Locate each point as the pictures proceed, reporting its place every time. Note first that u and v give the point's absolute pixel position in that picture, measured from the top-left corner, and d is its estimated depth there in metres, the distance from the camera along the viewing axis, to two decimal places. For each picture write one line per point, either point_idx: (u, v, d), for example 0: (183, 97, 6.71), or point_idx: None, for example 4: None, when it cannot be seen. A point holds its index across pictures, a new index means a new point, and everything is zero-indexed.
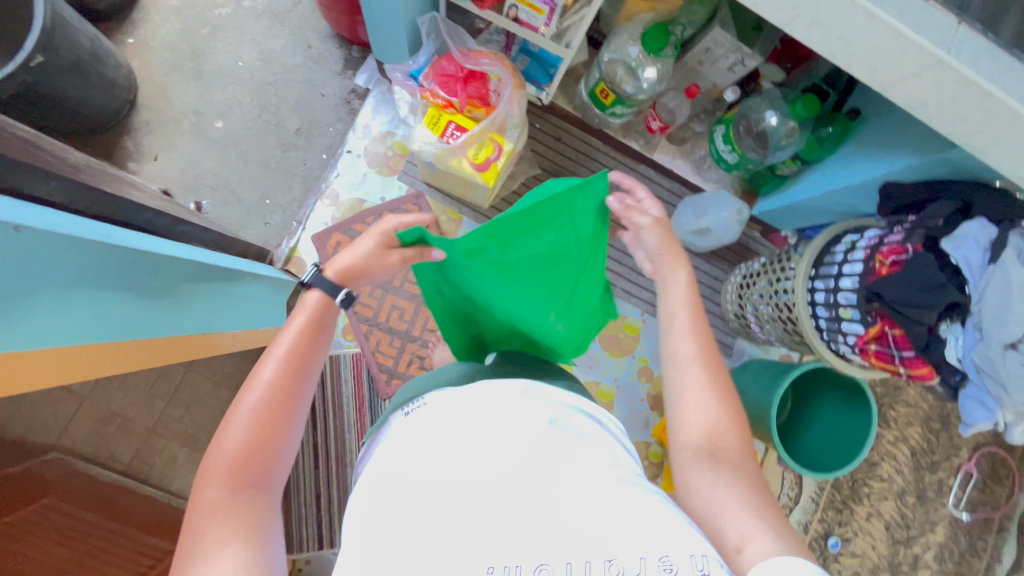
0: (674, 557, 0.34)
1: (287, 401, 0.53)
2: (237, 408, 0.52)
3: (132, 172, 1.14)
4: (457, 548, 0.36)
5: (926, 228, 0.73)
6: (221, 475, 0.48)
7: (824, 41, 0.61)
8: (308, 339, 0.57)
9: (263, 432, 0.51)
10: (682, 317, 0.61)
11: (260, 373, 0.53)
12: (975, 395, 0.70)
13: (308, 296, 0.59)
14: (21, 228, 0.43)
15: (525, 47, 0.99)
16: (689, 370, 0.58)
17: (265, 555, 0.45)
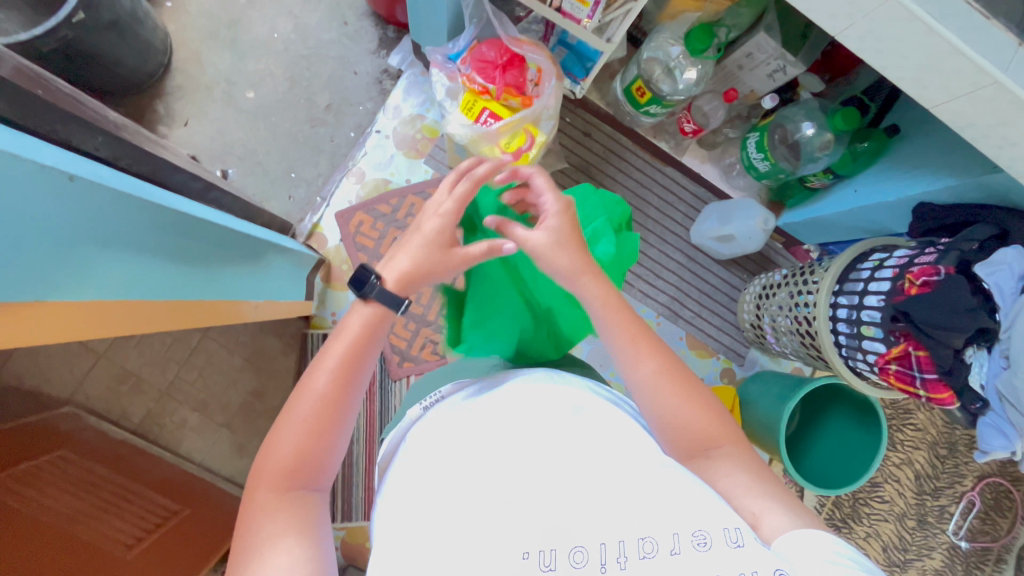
0: (707, 529, 0.33)
1: (337, 411, 0.48)
2: (290, 412, 0.48)
3: (162, 136, 1.14)
4: (489, 539, 0.36)
5: (960, 250, 0.72)
6: (271, 479, 0.45)
7: (877, 53, 0.59)
8: (365, 345, 0.50)
9: (315, 440, 0.47)
10: (624, 338, 0.52)
11: (314, 381, 0.48)
12: (994, 423, 0.71)
13: (366, 307, 0.52)
14: (74, 178, 0.44)
15: (564, 39, 0.99)
16: (660, 391, 0.50)
17: (318, 552, 0.43)
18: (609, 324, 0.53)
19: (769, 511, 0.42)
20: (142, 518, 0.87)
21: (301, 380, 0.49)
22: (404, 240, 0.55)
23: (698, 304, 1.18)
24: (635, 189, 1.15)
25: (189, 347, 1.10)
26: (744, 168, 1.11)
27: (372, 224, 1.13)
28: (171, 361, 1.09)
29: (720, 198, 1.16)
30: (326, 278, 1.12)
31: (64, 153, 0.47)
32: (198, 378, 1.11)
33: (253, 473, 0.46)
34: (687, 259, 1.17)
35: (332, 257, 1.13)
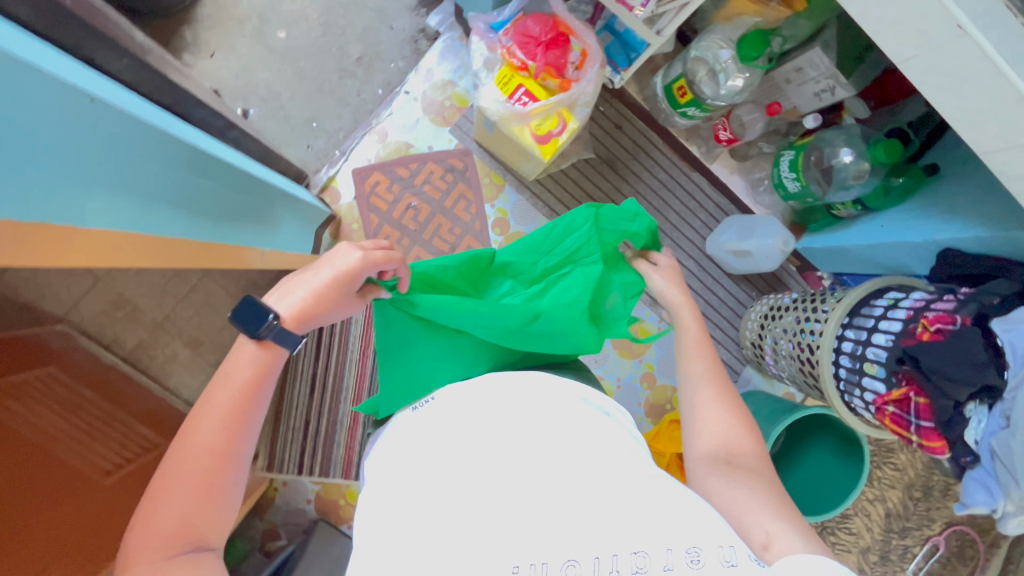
0: (700, 547, 0.35)
1: (233, 464, 0.46)
2: (165, 476, 0.44)
3: (186, 65, 1.11)
4: (484, 544, 0.37)
5: (980, 303, 0.71)
6: (154, 546, 0.42)
7: (937, 90, 0.57)
8: (252, 393, 0.48)
9: (203, 498, 0.44)
10: (690, 340, 0.62)
11: (193, 437, 0.45)
12: (981, 479, 0.70)
13: (264, 349, 0.50)
14: (94, 100, 0.45)
15: (611, 25, 0.95)
16: (703, 386, 0.57)
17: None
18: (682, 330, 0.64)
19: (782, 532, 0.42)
20: (120, 448, 0.86)
21: (174, 442, 0.45)
22: (307, 273, 0.54)
23: (702, 314, 1.17)
24: (658, 191, 1.13)
25: (189, 283, 1.09)
26: (772, 185, 1.09)
27: (388, 186, 1.11)
28: (169, 295, 1.08)
29: (743, 212, 1.14)
30: (334, 234, 1.11)
31: (80, 67, 0.47)
32: (194, 316, 1.10)
33: (127, 539, 0.43)
34: (699, 268, 1.16)
35: (344, 214, 1.11)
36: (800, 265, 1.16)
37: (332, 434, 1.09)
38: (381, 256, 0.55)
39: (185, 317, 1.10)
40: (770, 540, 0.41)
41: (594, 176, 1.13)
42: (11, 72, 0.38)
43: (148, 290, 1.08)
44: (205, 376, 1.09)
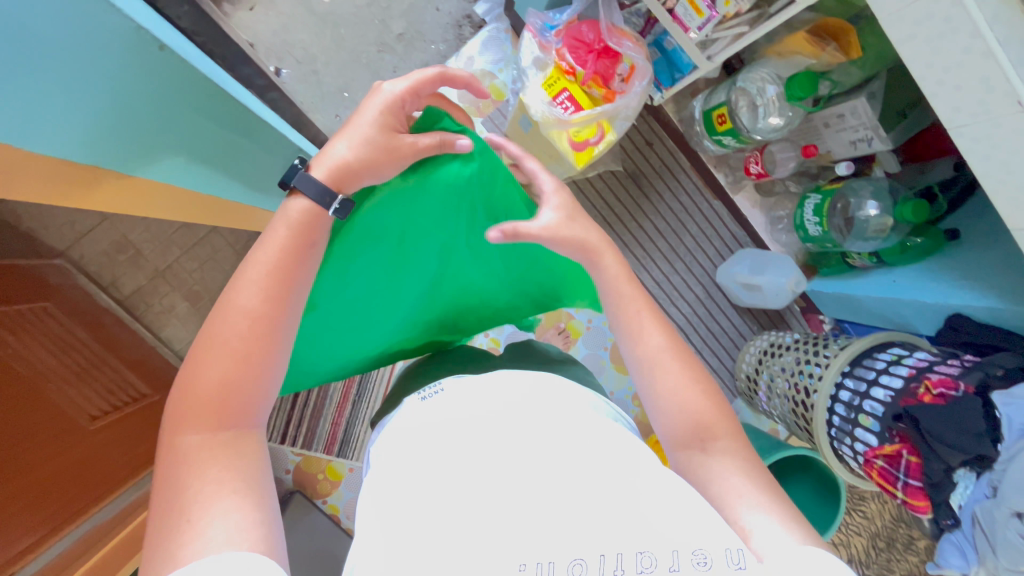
0: (707, 550, 0.35)
1: (273, 333, 0.45)
2: (207, 344, 0.44)
3: (224, 14, 1.08)
4: (489, 540, 0.35)
5: (985, 372, 0.72)
6: (197, 417, 0.42)
7: (985, 160, 0.57)
8: (292, 264, 0.47)
9: (242, 374, 0.44)
10: (626, 316, 0.54)
11: (233, 302, 0.45)
12: (958, 542, 0.72)
13: (292, 203, 0.48)
14: (163, 49, 0.45)
15: (660, 41, 0.94)
16: (661, 369, 0.51)
17: (268, 513, 0.40)
18: (615, 302, 0.55)
19: (761, 527, 0.41)
20: (109, 394, 0.85)
21: (211, 314, 0.45)
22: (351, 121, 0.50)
23: (702, 342, 1.18)
24: (678, 213, 1.13)
25: (196, 236, 1.06)
26: (792, 225, 1.10)
27: None
28: (176, 245, 1.06)
29: (758, 246, 1.15)
30: None
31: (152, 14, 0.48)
32: (198, 270, 1.08)
33: (172, 411, 0.43)
34: (705, 295, 1.16)
35: None
36: (805, 307, 1.18)
37: (318, 409, 1.08)
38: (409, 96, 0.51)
39: (189, 270, 1.08)
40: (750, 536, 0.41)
41: (618, 189, 1.12)
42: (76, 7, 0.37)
43: (155, 237, 1.05)
44: (199, 332, 1.08)
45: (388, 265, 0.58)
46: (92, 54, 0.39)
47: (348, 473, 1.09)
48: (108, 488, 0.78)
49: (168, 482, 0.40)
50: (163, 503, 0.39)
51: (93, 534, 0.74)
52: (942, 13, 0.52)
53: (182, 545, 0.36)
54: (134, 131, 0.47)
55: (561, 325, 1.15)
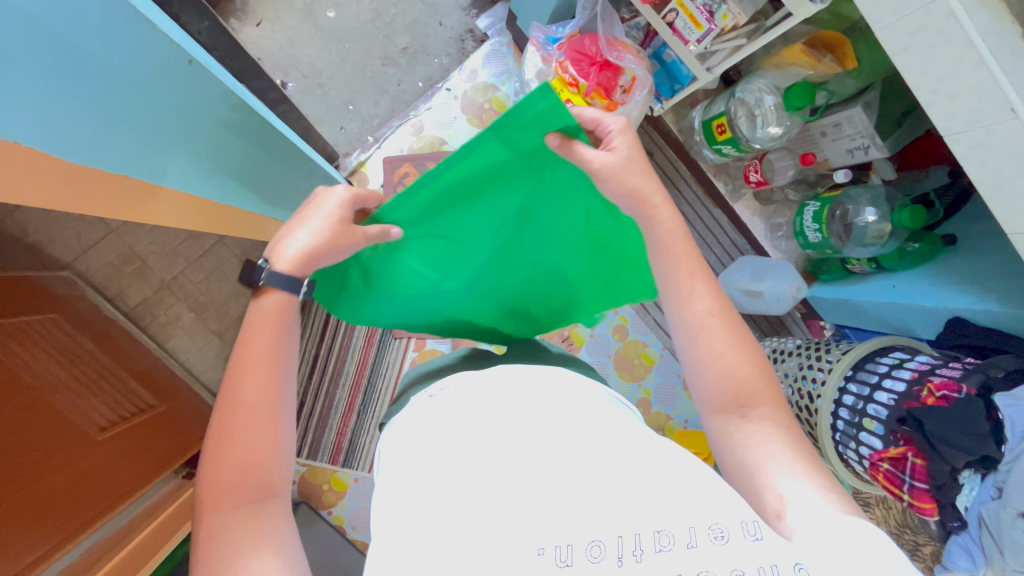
0: (723, 525, 0.35)
1: (277, 408, 0.46)
2: (219, 432, 0.44)
3: (232, 29, 1.11)
4: (508, 528, 0.36)
5: (986, 374, 0.73)
6: (223, 503, 0.42)
7: (980, 165, 0.59)
8: (283, 340, 0.47)
9: (257, 449, 0.44)
10: (675, 276, 0.53)
11: (238, 389, 0.45)
12: (964, 544, 0.73)
13: (264, 299, 0.46)
14: (192, 63, 0.47)
15: (660, 54, 0.96)
16: (702, 333, 0.51)
17: (300, 570, 0.40)
18: (663, 263, 0.53)
19: (796, 496, 0.42)
20: (116, 405, 0.85)
21: (217, 408, 0.45)
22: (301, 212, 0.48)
23: None
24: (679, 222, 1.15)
25: (202, 247, 1.07)
26: (792, 232, 1.11)
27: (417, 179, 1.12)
28: (182, 256, 1.07)
29: (759, 253, 1.16)
30: None
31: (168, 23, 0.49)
32: (203, 281, 1.08)
33: (199, 495, 0.43)
34: None
35: None
36: (806, 312, 1.19)
37: (325, 419, 1.08)
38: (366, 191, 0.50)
39: (195, 281, 1.08)
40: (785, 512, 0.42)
41: None
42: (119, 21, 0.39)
43: (161, 249, 1.06)
44: (205, 342, 1.09)
45: (466, 224, 0.52)
46: (118, 62, 0.41)
47: (353, 484, 1.09)
48: (117, 499, 0.77)
49: (205, 568, 0.40)
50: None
51: (102, 546, 0.73)
52: (934, 25, 0.54)
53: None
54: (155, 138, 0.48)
55: (564, 332, 1.16)
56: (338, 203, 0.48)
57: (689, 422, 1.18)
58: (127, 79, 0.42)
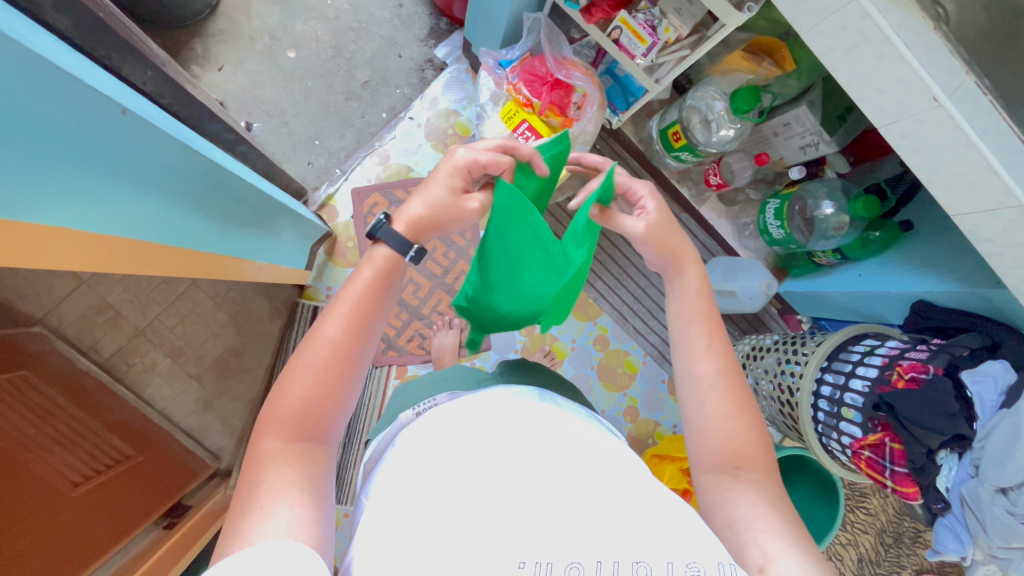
0: (701, 563, 0.34)
1: (349, 364, 0.50)
2: (299, 362, 0.49)
3: (194, 76, 1.13)
4: (486, 542, 0.34)
5: (951, 354, 0.74)
6: (278, 426, 0.46)
7: (915, 153, 0.62)
8: (371, 300, 0.53)
9: (324, 392, 0.48)
10: (695, 334, 0.56)
11: (324, 328, 0.50)
12: (951, 525, 0.72)
13: (376, 250, 0.54)
14: (126, 112, 0.46)
15: (612, 69, 0.99)
16: (711, 392, 0.53)
17: (322, 514, 0.42)
18: (687, 316, 0.57)
19: (783, 556, 0.40)
20: (91, 459, 0.83)
21: (302, 342, 0.50)
22: (425, 183, 0.56)
23: None
24: None
25: (176, 291, 1.07)
26: (757, 231, 1.13)
27: (386, 207, 1.13)
28: (155, 301, 1.07)
29: (729, 254, 1.18)
30: (328, 251, 1.12)
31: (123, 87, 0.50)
32: (178, 325, 1.08)
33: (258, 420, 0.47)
34: None
35: (340, 232, 1.13)
36: (781, 308, 1.21)
37: None
38: (485, 157, 0.56)
39: (171, 326, 1.07)
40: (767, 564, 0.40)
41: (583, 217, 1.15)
42: (54, 83, 0.39)
43: (134, 295, 1.06)
44: (183, 387, 1.07)
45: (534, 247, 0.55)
46: None
47: (343, 519, 1.06)
48: (97, 553, 0.75)
49: (247, 479, 0.44)
50: (244, 497, 0.42)
51: None
52: (853, 25, 0.56)
53: (249, 527, 0.39)
54: (114, 195, 0.49)
55: (546, 347, 1.16)
56: (452, 169, 0.55)
57: (677, 427, 1.18)
58: (76, 143, 0.42)
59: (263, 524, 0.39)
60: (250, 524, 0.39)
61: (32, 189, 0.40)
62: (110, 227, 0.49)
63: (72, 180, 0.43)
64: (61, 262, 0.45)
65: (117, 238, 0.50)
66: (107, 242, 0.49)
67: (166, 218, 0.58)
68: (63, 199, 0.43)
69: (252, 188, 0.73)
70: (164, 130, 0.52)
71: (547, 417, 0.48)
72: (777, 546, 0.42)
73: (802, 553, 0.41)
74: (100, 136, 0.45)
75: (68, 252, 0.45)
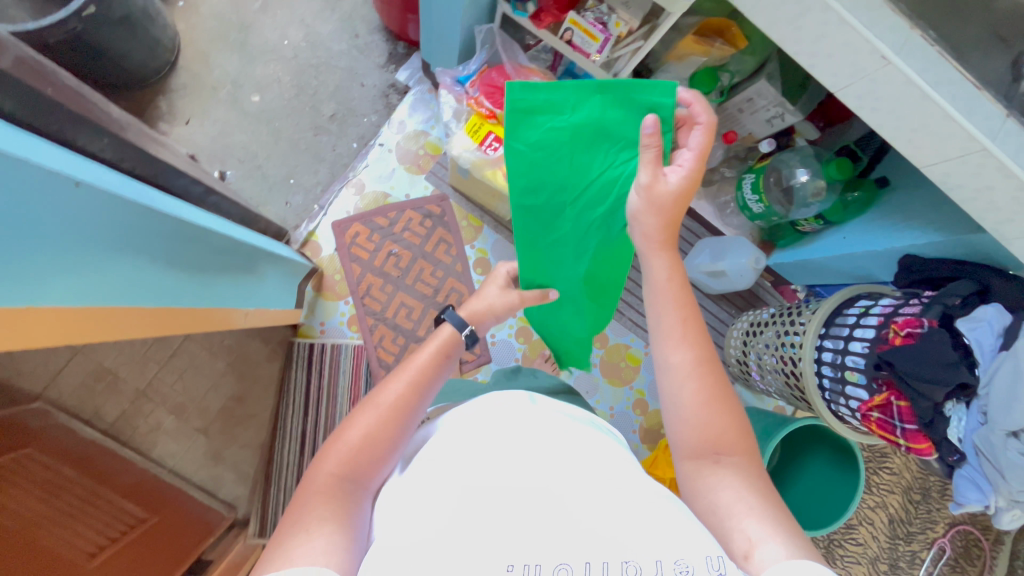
0: (689, 560, 0.34)
1: (410, 410, 0.52)
2: (367, 404, 0.51)
3: (162, 133, 1.14)
4: (513, 541, 0.35)
5: (944, 304, 0.73)
6: (334, 465, 0.47)
7: (873, 112, 0.62)
8: (431, 364, 0.56)
9: (383, 432, 0.49)
10: (671, 319, 0.55)
11: (388, 385, 0.53)
12: (970, 475, 0.72)
13: (443, 329, 0.61)
14: (80, 185, 0.46)
15: (570, 70, 1.00)
16: (687, 383, 0.52)
17: (358, 542, 0.41)
18: (660, 301, 0.57)
19: (776, 535, 0.41)
20: (107, 525, 0.83)
21: (371, 390, 0.53)
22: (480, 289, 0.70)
23: None
24: None
25: (171, 348, 1.07)
26: (738, 207, 1.13)
27: (368, 236, 1.14)
28: (152, 361, 1.07)
29: (714, 234, 1.19)
30: (317, 286, 1.13)
31: (73, 157, 0.50)
32: (178, 381, 1.08)
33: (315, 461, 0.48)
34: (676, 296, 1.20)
35: (325, 266, 1.14)
36: (775, 280, 1.21)
37: None
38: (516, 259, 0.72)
39: (170, 383, 1.08)
40: (751, 548, 0.40)
41: None
42: (15, 168, 0.40)
43: (130, 358, 1.06)
44: (190, 442, 1.07)
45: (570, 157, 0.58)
46: None
47: None
48: None
49: (290, 515, 0.43)
50: (279, 534, 0.41)
51: None
52: None
53: (293, 547, 0.39)
54: (86, 261, 0.49)
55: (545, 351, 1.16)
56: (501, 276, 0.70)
57: None
58: (41, 221, 0.43)
59: (300, 552, 0.38)
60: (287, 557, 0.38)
61: (4, 273, 0.40)
62: (87, 298, 0.49)
63: (41, 257, 0.44)
64: (43, 341, 0.44)
65: (100, 306, 0.50)
66: (90, 311, 0.49)
67: (148, 282, 0.58)
68: (40, 276, 0.43)
69: (227, 237, 0.74)
70: (129, 198, 0.53)
71: (574, 432, 0.47)
72: (771, 531, 0.41)
73: (786, 536, 0.41)
74: (56, 213, 0.44)
75: (54, 325, 0.45)
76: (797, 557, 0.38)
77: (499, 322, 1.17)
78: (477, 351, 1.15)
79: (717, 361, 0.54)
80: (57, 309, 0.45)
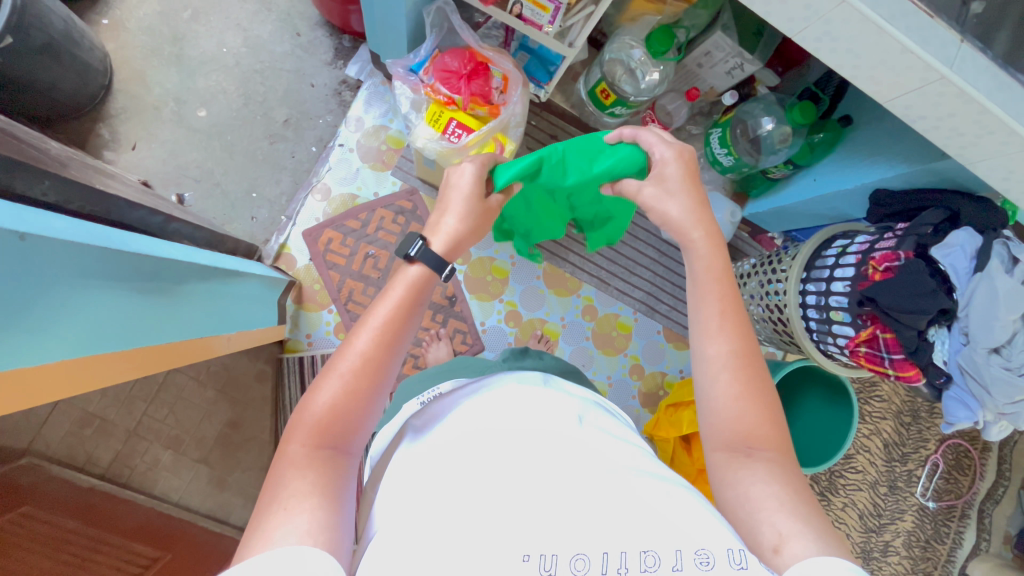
0: (710, 549, 0.33)
1: (379, 372, 0.49)
2: (332, 368, 0.48)
3: (109, 162, 1.09)
4: (517, 529, 0.35)
5: (917, 235, 0.75)
6: (308, 431, 0.46)
7: (833, 53, 0.62)
8: (401, 317, 0.51)
9: (350, 399, 0.47)
10: (708, 312, 0.56)
11: (355, 339, 0.49)
12: (958, 396, 0.74)
13: (412, 269, 0.54)
14: (26, 237, 0.44)
15: (525, 44, 0.97)
16: (722, 374, 0.53)
17: (338, 519, 0.41)
18: (698, 291, 0.57)
19: (796, 534, 0.42)
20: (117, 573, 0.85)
21: (337, 347, 0.50)
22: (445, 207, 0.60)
23: (672, 297, 1.21)
24: None
25: None
26: (708, 162, 1.13)
27: (341, 241, 1.11)
28: None
29: None
30: (297, 299, 1.11)
31: (14, 207, 0.47)
32: None
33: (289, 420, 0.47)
34: (660, 255, 1.20)
35: (302, 277, 1.11)
36: (752, 230, 1.23)
37: None
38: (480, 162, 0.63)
39: None
40: (781, 541, 0.42)
41: None
42: None
43: None
44: None
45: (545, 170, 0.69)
46: None
47: None
48: None
49: (271, 482, 0.43)
50: (262, 503, 0.42)
51: None
52: None
53: (272, 519, 0.40)
54: (52, 313, 0.47)
55: (537, 332, 1.16)
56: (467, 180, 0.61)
57: (683, 371, 1.19)
58: None
59: (280, 530, 0.39)
60: (268, 533, 0.39)
61: None
62: (59, 350, 0.47)
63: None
64: (15, 401, 0.42)
65: (68, 358, 0.47)
66: (60, 363, 0.46)
67: (123, 326, 0.56)
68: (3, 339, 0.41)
69: (194, 265, 0.71)
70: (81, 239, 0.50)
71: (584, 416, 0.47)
72: (791, 529, 0.42)
73: (813, 535, 0.41)
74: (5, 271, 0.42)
75: (17, 386, 0.42)
76: (824, 553, 0.39)
77: (487, 309, 1.16)
78: (470, 341, 1.15)
79: (759, 353, 0.54)
80: (22, 369, 0.42)
